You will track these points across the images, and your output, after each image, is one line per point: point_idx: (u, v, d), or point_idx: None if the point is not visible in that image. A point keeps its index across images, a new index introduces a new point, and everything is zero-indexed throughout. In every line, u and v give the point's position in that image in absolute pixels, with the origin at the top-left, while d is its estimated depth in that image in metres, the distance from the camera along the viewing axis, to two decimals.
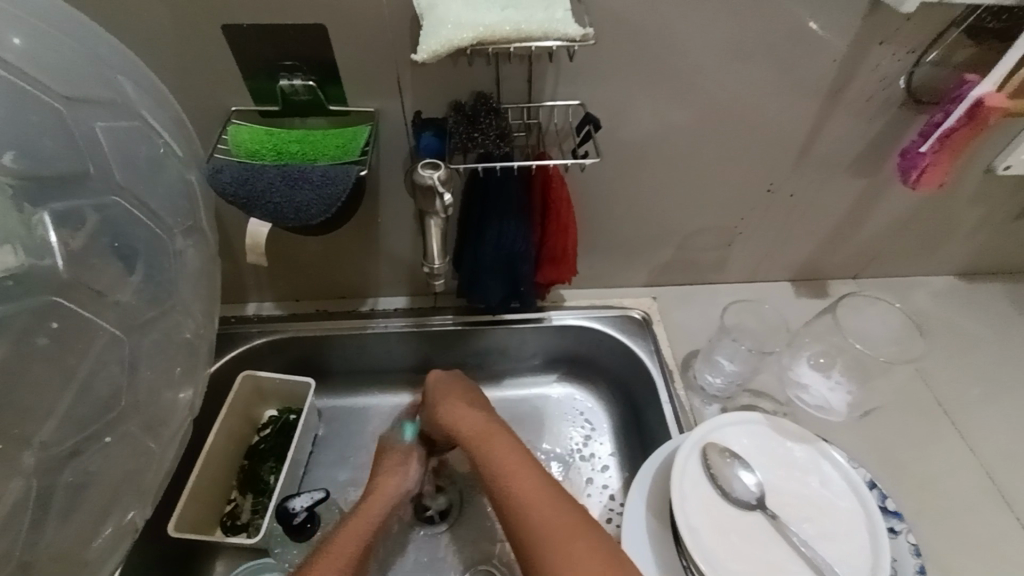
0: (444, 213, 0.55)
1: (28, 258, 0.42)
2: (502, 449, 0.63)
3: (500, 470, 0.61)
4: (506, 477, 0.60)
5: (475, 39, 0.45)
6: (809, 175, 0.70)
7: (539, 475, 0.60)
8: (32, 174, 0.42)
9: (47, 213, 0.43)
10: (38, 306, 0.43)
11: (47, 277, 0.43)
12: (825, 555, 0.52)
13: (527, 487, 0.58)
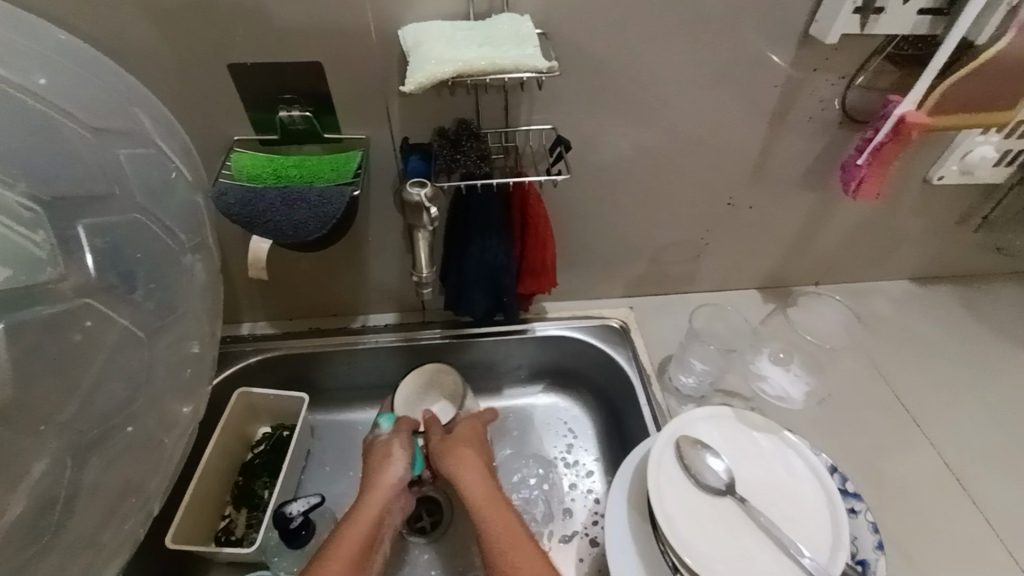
0: (430, 227, 0.60)
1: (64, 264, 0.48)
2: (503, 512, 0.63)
3: (485, 510, 0.63)
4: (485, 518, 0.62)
5: (455, 73, 0.51)
6: (764, 190, 0.77)
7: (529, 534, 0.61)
8: (64, 195, 0.48)
9: (81, 228, 0.49)
10: (74, 307, 0.49)
11: (69, 287, 0.48)
12: (790, 535, 0.56)
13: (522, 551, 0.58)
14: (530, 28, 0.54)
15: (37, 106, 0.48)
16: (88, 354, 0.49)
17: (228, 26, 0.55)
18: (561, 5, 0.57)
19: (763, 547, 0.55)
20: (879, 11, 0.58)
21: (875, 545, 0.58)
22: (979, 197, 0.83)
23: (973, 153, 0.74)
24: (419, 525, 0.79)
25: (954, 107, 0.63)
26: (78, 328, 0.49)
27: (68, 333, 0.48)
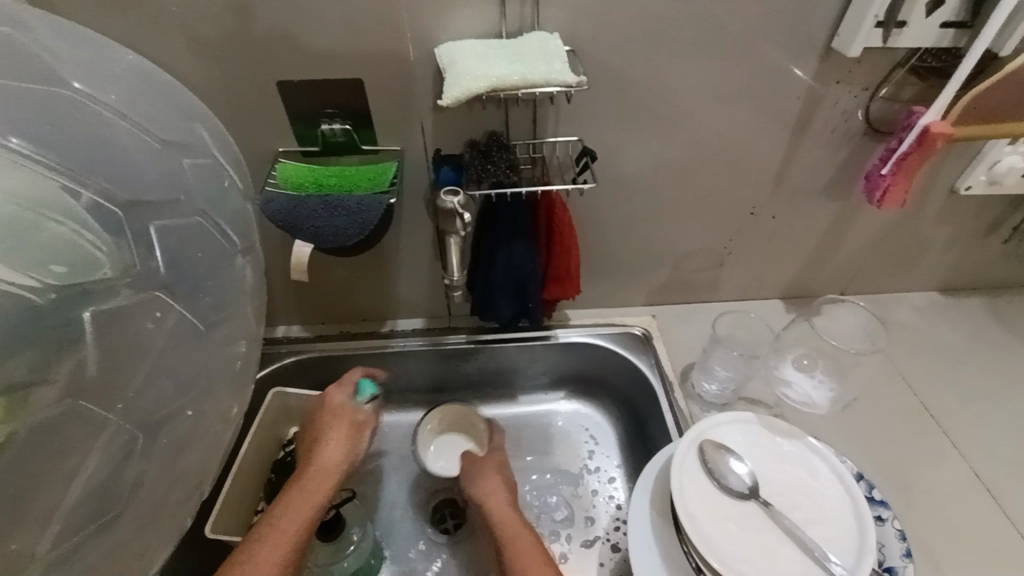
0: (461, 233, 0.63)
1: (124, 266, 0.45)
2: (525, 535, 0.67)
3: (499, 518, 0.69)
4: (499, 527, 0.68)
5: (489, 87, 0.54)
6: (787, 200, 0.78)
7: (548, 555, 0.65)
8: (134, 198, 0.46)
9: (149, 231, 0.47)
10: (138, 304, 0.45)
11: (131, 288, 0.45)
12: (815, 538, 0.56)
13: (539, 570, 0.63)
14: (558, 45, 0.57)
15: (110, 116, 0.47)
16: (142, 354, 0.45)
17: (279, 47, 0.59)
18: (589, 24, 0.60)
19: (787, 550, 0.55)
20: (902, 25, 0.59)
21: (903, 552, 0.58)
22: (1007, 208, 0.83)
23: (1000, 162, 0.74)
24: (444, 527, 0.80)
25: (979, 117, 0.63)
26: (149, 322, 0.46)
27: (140, 327, 0.45)
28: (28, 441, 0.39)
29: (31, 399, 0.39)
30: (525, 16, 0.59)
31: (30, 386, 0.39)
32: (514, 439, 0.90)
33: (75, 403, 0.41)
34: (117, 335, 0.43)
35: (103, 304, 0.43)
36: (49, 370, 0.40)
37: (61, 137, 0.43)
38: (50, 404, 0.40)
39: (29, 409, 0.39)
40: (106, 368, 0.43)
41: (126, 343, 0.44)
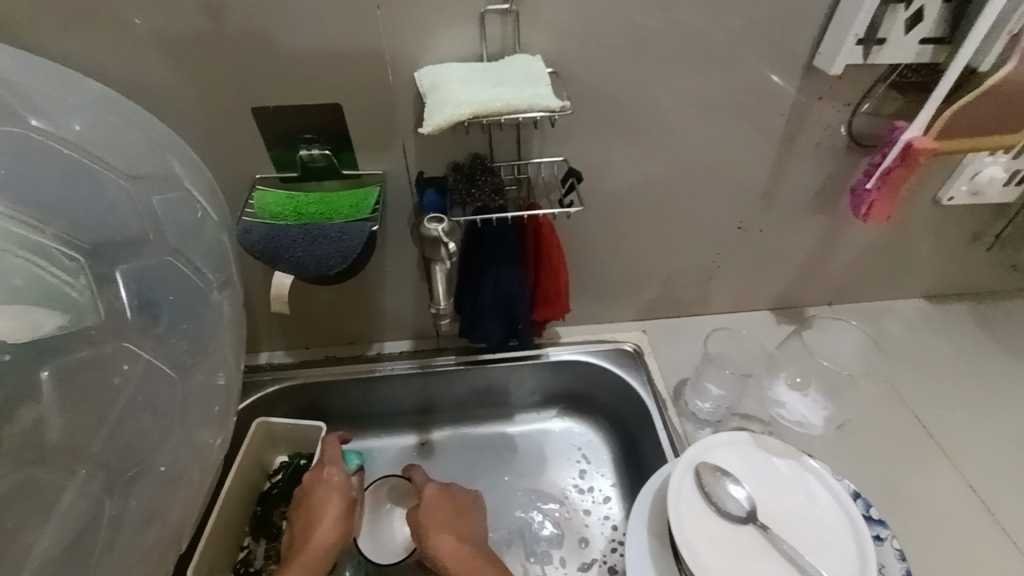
0: (447, 260, 0.61)
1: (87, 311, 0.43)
2: None
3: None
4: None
5: (471, 114, 0.53)
6: (774, 214, 0.78)
7: None
8: (102, 238, 0.45)
9: (119, 273, 0.46)
10: (107, 353, 0.44)
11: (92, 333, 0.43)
12: (815, 564, 0.55)
13: None
14: (542, 68, 0.56)
15: (75, 155, 0.46)
16: (106, 404, 0.44)
17: (253, 72, 0.57)
18: (571, 44, 0.59)
19: None
20: (882, 42, 0.59)
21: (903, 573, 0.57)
22: (989, 217, 0.83)
23: (981, 173, 0.75)
24: None
25: (961, 133, 0.63)
26: (116, 373, 0.45)
27: (105, 379, 0.44)
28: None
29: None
30: (506, 37, 0.58)
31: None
32: (506, 461, 0.88)
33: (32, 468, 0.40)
34: (80, 389, 0.43)
35: (67, 355, 0.42)
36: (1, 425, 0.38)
37: (22, 180, 0.42)
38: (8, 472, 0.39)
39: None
40: (66, 425, 0.42)
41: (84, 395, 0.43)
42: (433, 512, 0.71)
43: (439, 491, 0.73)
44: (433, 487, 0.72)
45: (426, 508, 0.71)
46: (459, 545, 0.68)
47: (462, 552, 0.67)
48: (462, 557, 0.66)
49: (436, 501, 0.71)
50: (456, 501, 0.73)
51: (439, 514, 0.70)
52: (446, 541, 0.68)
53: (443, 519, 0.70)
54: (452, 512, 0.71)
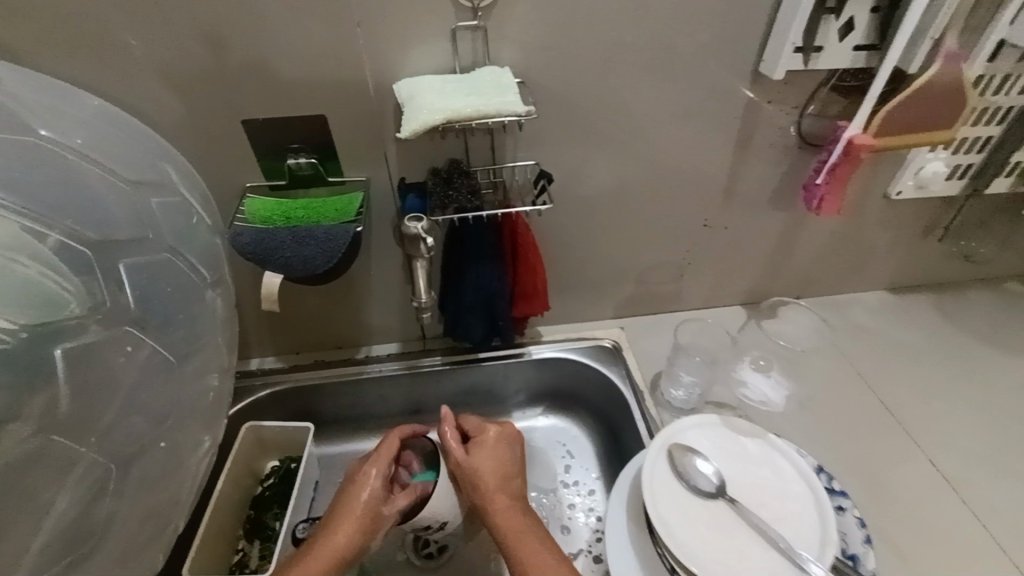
0: (427, 256, 0.65)
1: (85, 304, 0.44)
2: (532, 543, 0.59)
3: (524, 559, 0.58)
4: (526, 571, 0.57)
5: (445, 120, 0.57)
6: (737, 212, 0.83)
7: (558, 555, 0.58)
8: (108, 237, 0.48)
9: (123, 267, 0.48)
10: (109, 338, 0.46)
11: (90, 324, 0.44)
12: (782, 532, 0.59)
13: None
14: (511, 78, 0.61)
15: (78, 160, 0.48)
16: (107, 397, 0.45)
17: (243, 88, 0.62)
18: (538, 57, 0.64)
19: (755, 546, 0.58)
20: (820, 50, 0.65)
21: (864, 539, 0.61)
22: (939, 211, 0.89)
23: (924, 168, 0.81)
24: (427, 552, 0.79)
25: (897, 129, 0.69)
26: (121, 354, 0.47)
27: (112, 360, 0.46)
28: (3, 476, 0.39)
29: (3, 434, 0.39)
30: (477, 52, 0.63)
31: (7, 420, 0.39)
32: None
33: (48, 438, 0.41)
34: (90, 369, 0.44)
35: (77, 338, 0.44)
36: (21, 405, 0.40)
37: (34, 182, 0.44)
38: (26, 440, 0.40)
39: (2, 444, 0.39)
40: (81, 404, 0.43)
41: (85, 384, 0.44)
42: (490, 466, 0.65)
43: (494, 445, 0.67)
44: (493, 432, 0.68)
45: (482, 462, 0.65)
46: (512, 506, 0.63)
47: (516, 516, 0.62)
48: (515, 521, 0.61)
49: (492, 456, 0.66)
50: (512, 458, 0.67)
51: (495, 471, 0.65)
52: (501, 501, 0.63)
53: (499, 474, 0.65)
54: (507, 469, 0.66)
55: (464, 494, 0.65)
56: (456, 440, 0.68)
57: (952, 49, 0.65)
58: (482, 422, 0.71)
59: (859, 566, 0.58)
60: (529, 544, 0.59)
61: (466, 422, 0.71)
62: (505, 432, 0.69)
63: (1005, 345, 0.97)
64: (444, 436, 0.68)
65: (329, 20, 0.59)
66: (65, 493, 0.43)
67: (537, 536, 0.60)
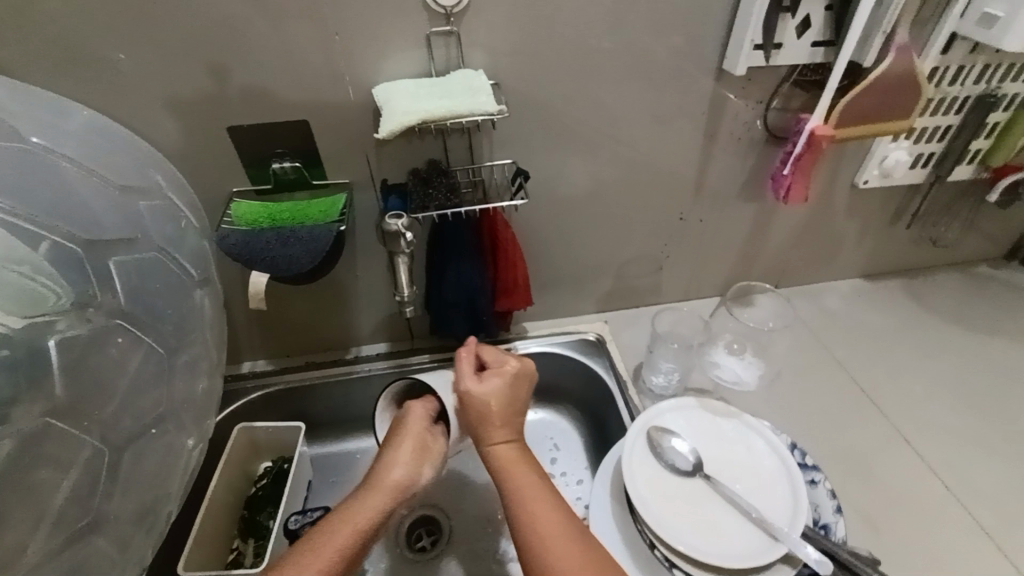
0: (408, 252, 0.68)
1: (77, 300, 0.47)
2: (526, 483, 0.59)
3: (518, 493, 0.58)
4: (518, 506, 0.57)
5: (420, 121, 0.60)
6: (710, 204, 0.86)
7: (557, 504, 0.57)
8: (102, 239, 0.50)
9: (115, 266, 0.50)
10: (105, 330, 0.48)
11: (87, 318, 0.47)
12: (755, 505, 0.62)
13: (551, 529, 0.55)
14: (483, 80, 0.64)
15: (68, 167, 0.50)
16: (103, 390, 0.47)
17: (225, 96, 0.64)
18: (510, 61, 0.67)
19: (731, 518, 0.60)
20: (779, 47, 0.68)
21: (835, 509, 0.64)
22: (905, 198, 0.93)
23: (888, 158, 0.84)
24: (419, 546, 0.81)
25: (855, 119, 0.73)
26: (112, 347, 0.49)
27: (105, 352, 0.48)
28: (12, 458, 0.41)
29: (9, 416, 0.41)
30: (451, 55, 0.65)
31: (10, 403, 0.41)
32: None
33: (47, 422, 0.44)
34: (85, 359, 0.46)
35: (69, 331, 0.46)
36: (23, 391, 0.42)
37: (27, 187, 0.46)
38: (29, 420, 0.42)
39: (8, 424, 0.41)
40: (77, 391, 0.45)
41: (86, 374, 0.46)
42: (500, 400, 0.64)
43: (512, 379, 0.65)
44: (511, 365, 0.66)
45: (494, 394, 0.64)
46: (511, 443, 0.63)
47: (516, 453, 0.62)
48: (515, 456, 0.62)
49: (505, 391, 0.64)
50: (523, 395, 0.66)
51: (504, 406, 0.64)
52: (504, 436, 0.63)
53: (505, 410, 0.64)
54: (514, 405, 0.65)
55: (468, 422, 0.65)
56: (470, 369, 0.66)
57: (902, 43, 0.68)
58: (501, 355, 0.68)
59: (831, 535, 0.61)
60: (524, 480, 0.59)
61: (484, 351, 0.69)
62: (524, 369, 0.66)
63: (973, 325, 1.01)
64: (459, 363, 0.67)
65: (307, 29, 0.61)
66: (65, 477, 0.45)
67: (534, 474, 0.60)
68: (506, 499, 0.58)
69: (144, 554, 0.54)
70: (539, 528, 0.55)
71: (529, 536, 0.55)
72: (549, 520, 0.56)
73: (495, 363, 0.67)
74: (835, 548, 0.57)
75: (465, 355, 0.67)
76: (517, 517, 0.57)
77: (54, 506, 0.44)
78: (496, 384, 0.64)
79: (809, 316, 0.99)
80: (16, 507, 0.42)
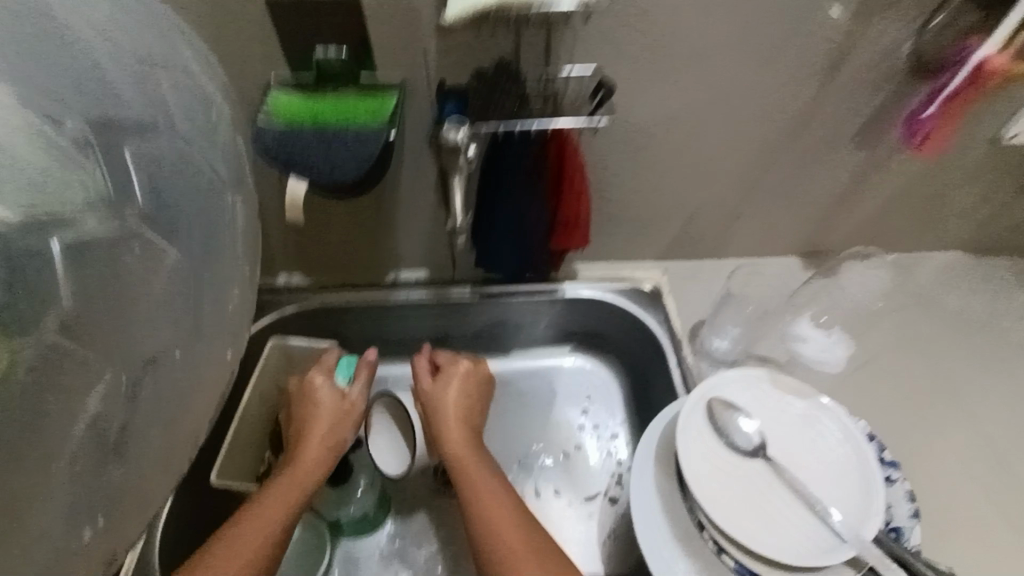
0: (466, 171, 0.60)
1: (108, 198, 0.49)
2: (484, 484, 0.64)
3: (475, 499, 0.62)
4: (474, 507, 0.62)
5: (493, 6, 0.50)
6: (811, 146, 0.73)
7: (515, 514, 0.61)
8: (109, 125, 0.48)
9: (128, 154, 0.49)
10: (126, 226, 0.50)
11: (116, 212, 0.49)
12: (820, 497, 0.55)
13: (508, 530, 0.59)
14: None
15: (99, 41, 0.47)
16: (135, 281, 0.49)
17: None
18: None
19: (791, 511, 0.54)
20: None
21: (911, 514, 0.56)
22: None
23: None
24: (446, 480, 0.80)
25: None
26: (121, 266, 0.49)
27: (111, 272, 0.48)
28: (36, 344, 0.45)
29: (26, 306, 0.45)
30: None
31: (12, 296, 0.45)
32: (519, 394, 0.90)
33: (64, 317, 0.46)
34: (105, 253, 0.49)
35: (76, 241, 0.46)
36: (16, 276, 0.45)
37: (53, 69, 0.46)
38: (36, 306, 0.46)
39: (33, 317, 0.45)
40: (81, 303, 0.47)
41: (114, 266, 0.49)
42: (455, 399, 0.72)
43: (467, 378, 0.74)
44: (467, 365, 0.74)
45: (449, 395, 0.72)
46: (465, 446, 0.68)
47: (470, 455, 0.67)
48: (470, 459, 0.66)
49: (461, 390, 0.73)
50: (479, 394, 0.75)
51: (459, 405, 0.72)
52: (460, 437, 0.69)
53: (463, 408, 0.72)
54: (475, 402, 0.73)
55: (429, 423, 0.71)
56: (426, 375, 0.74)
57: None
58: (454, 359, 0.76)
59: (901, 541, 0.54)
60: (483, 485, 0.63)
61: (439, 356, 0.76)
62: (477, 369, 0.75)
63: None
64: (416, 370, 0.74)
65: None
66: (99, 369, 0.47)
67: (489, 477, 0.64)
68: (464, 502, 0.63)
69: (185, 469, 0.52)
70: (495, 528, 0.60)
71: (486, 539, 0.59)
72: (506, 523, 0.60)
73: (450, 366, 0.75)
74: (910, 558, 0.50)
75: (421, 362, 0.75)
76: (473, 513, 0.62)
77: (89, 415, 0.45)
78: (450, 386, 0.73)
79: (895, 289, 0.88)
80: (45, 391, 0.45)
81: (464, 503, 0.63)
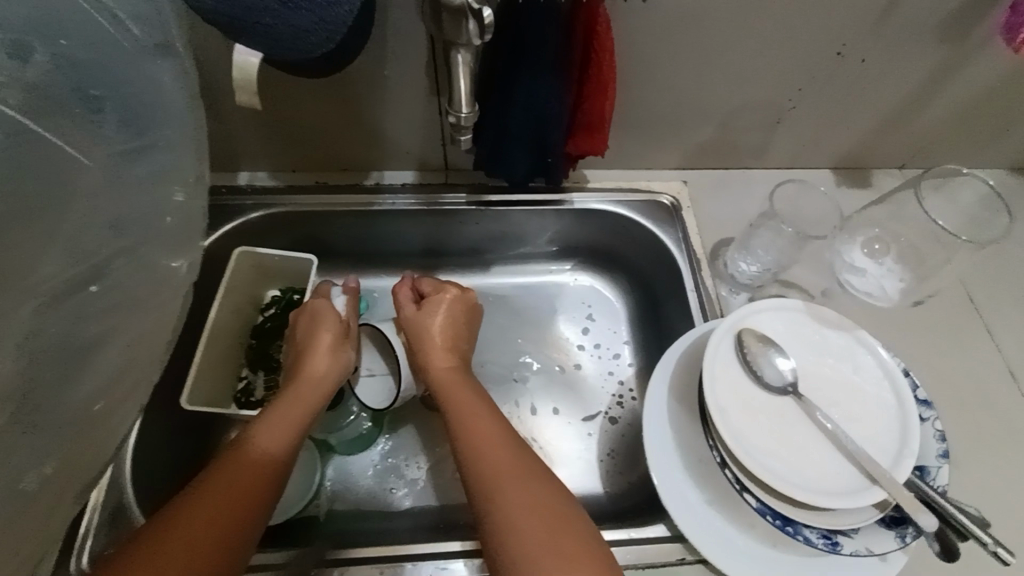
0: (473, 44, 0.46)
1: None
2: (472, 407, 0.57)
3: (460, 422, 0.56)
4: (461, 428, 0.55)
5: None
6: (888, 35, 0.60)
7: (511, 439, 0.55)
8: None
9: None
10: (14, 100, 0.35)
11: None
12: (854, 436, 0.51)
13: (498, 450, 0.53)
14: None
15: None
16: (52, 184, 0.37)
17: None
18: None
19: (822, 450, 0.50)
20: None
21: (939, 454, 0.53)
22: None
23: None
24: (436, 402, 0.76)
25: None
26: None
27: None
28: None
29: None
30: None
31: None
32: (516, 311, 0.83)
33: None
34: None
35: None
36: None
37: None
38: None
39: None
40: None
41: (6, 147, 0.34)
42: (439, 322, 0.65)
43: (454, 301, 0.67)
44: (454, 289, 0.68)
45: (433, 318, 0.65)
46: (450, 369, 0.62)
47: (456, 379, 0.61)
48: (455, 382, 0.60)
49: (446, 314, 0.66)
50: (465, 321, 0.68)
51: (445, 328, 0.65)
52: (445, 361, 0.63)
53: (449, 332, 0.65)
54: (461, 328, 0.67)
55: (412, 350, 0.65)
56: (410, 300, 0.68)
57: None
58: (440, 285, 0.69)
59: (925, 479, 0.52)
60: (470, 405, 0.57)
61: (423, 283, 0.70)
62: (464, 295, 0.68)
63: None
64: (398, 297, 0.68)
65: None
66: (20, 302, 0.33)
67: (477, 400, 0.58)
68: (449, 425, 0.57)
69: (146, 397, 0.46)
70: (486, 450, 0.53)
71: (471, 460, 0.53)
72: (497, 445, 0.53)
73: (435, 291, 0.68)
74: (937, 497, 0.48)
75: (403, 289, 0.69)
76: (458, 435, 0.55)
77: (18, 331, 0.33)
78: (435, 309, 0.66)
79: None
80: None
81: (449, 428, 0.56)
